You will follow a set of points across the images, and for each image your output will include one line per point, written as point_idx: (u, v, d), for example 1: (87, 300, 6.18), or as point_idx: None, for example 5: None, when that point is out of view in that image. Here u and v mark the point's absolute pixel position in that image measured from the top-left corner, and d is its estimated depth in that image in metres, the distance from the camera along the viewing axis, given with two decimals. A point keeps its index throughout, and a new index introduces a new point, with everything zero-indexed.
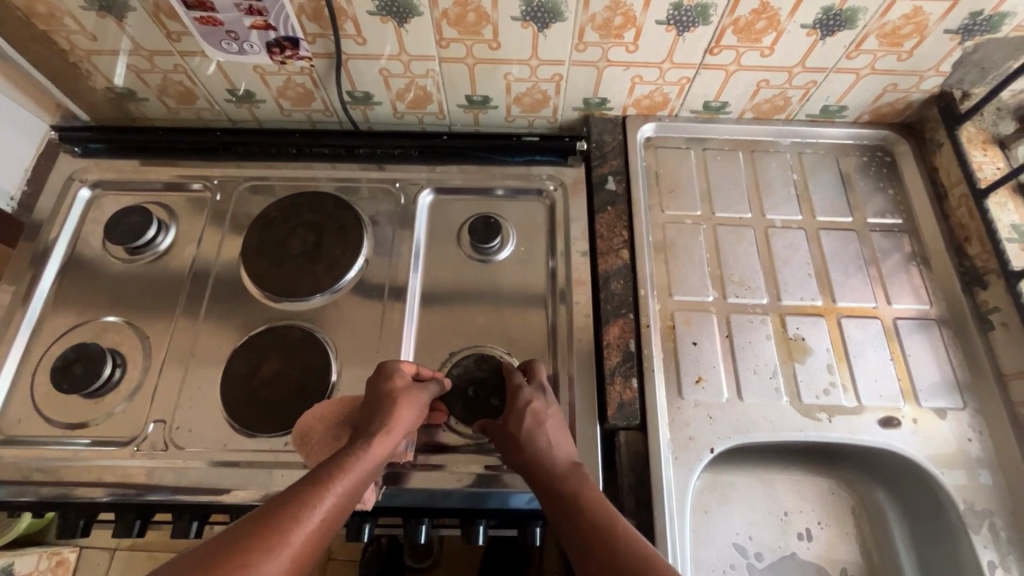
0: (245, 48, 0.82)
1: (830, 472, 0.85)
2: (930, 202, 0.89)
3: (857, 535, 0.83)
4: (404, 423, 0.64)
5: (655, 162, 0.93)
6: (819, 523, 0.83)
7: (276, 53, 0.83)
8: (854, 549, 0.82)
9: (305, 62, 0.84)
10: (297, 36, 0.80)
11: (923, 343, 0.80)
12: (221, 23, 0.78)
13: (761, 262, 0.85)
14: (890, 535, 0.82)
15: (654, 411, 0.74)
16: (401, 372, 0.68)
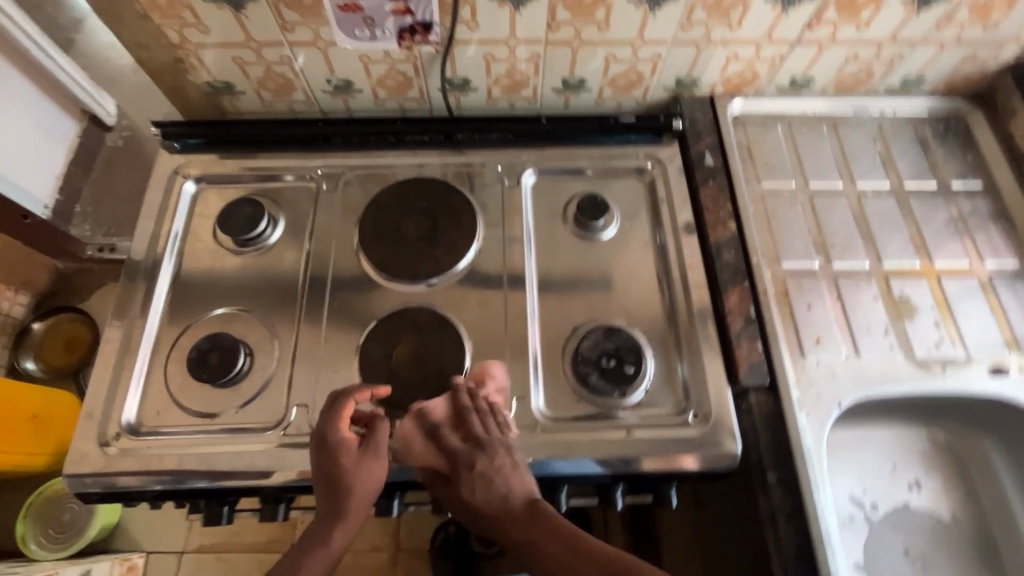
0: (377, 34, 0.83)
1: (934, 424, 0.89)
2: (1009, 165, 0.94)
3: (963, 485, 0.87)
4: (365, 489, 0.66)
5: (746, 138, 0.96)
6: (927, 473, 0.87)
7: (406, 39, 0.84)
8: (963, 494, 0.86)
9: (432, 47, 0.86)
10: (433, 19, 0.81)
11: (1019, 296, 0.85)
12: (362, 9, 0.79)
13: (858, 228, 0.89)
14: (998, 479, 0.86)
15: (782, 371, 0.77)
16: (343, 445, 0.67)
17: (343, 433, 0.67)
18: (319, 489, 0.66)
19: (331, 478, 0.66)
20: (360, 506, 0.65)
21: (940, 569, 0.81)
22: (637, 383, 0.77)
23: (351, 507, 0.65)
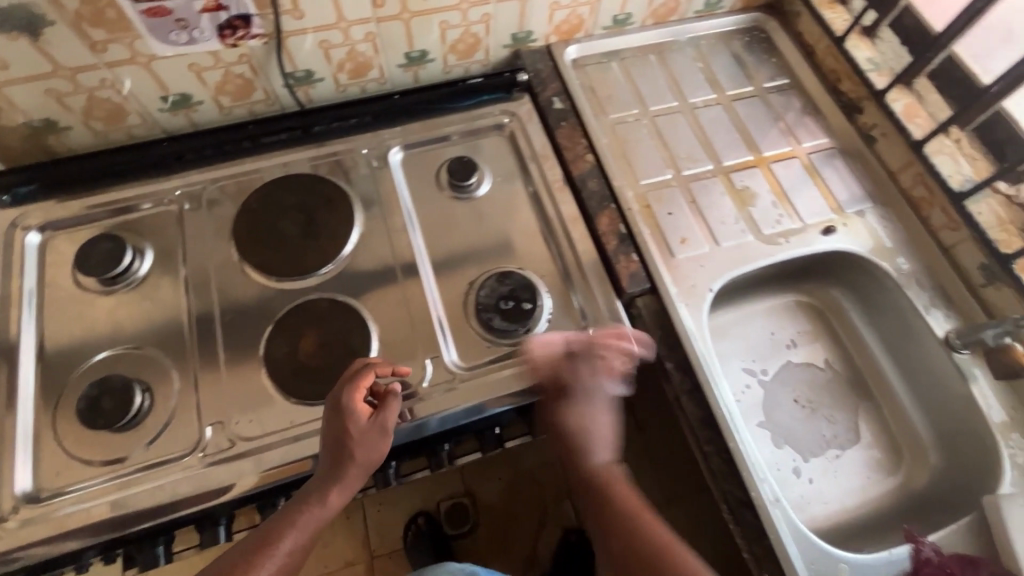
0: (195, 36, 0.80)
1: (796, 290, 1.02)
2: (805, 59, 1.08)
3: (830, 334, 1.00)
4: (366, 462, 0.69)
5: (586, 79, 1.04)
6: (799, 332, 1.01)
7: (228, 36, 0.82)
8: (829, 342, 1.00)
9: (258, 40, 0.84)
10: (250, 11, 0.80)
11: (832, 166, 0.99)
12: (170, 12, 0.76)
13: (697, 137, 1.00)
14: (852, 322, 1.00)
15: (658, 273, 0.86)
16: (354, 417, 0.69)
17: (357, 403, 0.70)
18: (325, 455, 0.70)
19: (336, 454, 0.69)
20: (360, 474, 0.69)
21: (824, 407, 0.95)
22: (537, 317, 0.83)
23: (350, 475, 0.68)
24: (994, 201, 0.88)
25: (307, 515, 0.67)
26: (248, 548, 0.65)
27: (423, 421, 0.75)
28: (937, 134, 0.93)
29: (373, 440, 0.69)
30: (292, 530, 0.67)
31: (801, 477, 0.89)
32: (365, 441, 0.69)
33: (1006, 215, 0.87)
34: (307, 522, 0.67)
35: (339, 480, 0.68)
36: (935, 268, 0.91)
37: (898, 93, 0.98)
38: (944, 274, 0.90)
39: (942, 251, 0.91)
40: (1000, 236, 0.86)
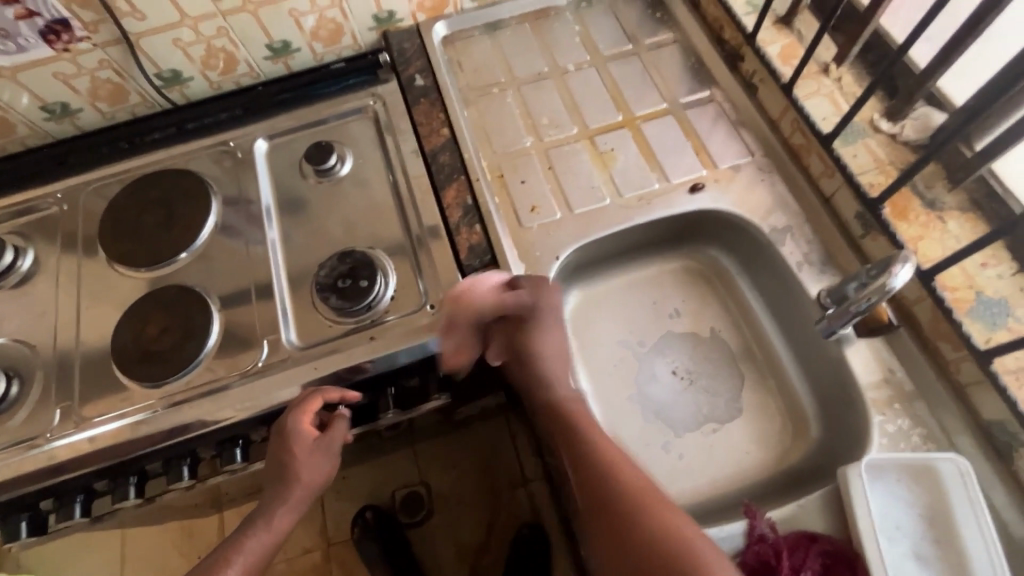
0: (22, 44, 0.85)
1: (682, 255, 0.94)
2: (689, 11, 1.02)
3: (720, 299, 0.93)
4: (315, 484, 0.76)
5: (456, 54, 1.03)
6: (684, 301, 0.93)
7: (53, 40, 0.86)
8: (718, 310, 0.92)
9: (88, 43, 0.88)
10: (64, 15, 0.83)
11: (709, 120, 0.93)
12: None
13: (565, 102, 0.96)
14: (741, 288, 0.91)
15: (499, 243, 0.83)
16: (300, 437, 0.73)
17: (303, 426, 0.73)
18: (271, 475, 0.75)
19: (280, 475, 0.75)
20: (309, 494, 0.76)
21: (706, 380, 0.87)
22: (372, 294, 0.81)
23: (296, 496, 0.75)
24: (872, 142, 0.79)
25: (254, 538, 0.73)
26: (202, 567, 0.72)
27: (254, 400, 0.78)
28: (813, 75, 0.85)
29: (325, 469, 0.76)
30: (241, 551, 0.73)
31: (670, 451, 0.83)
32: (319, 469, 0.76)
33: (884, 155, 0.78)
34: (255, 545, 0.73)
35: (290, 503, 0.75)
36: (813, 220, 0.82)
37: (775, 35, 0.91)
38: (823, 226, 0.82)
39: (822, 201, 0.83)
40: (873, 179, 0.77)
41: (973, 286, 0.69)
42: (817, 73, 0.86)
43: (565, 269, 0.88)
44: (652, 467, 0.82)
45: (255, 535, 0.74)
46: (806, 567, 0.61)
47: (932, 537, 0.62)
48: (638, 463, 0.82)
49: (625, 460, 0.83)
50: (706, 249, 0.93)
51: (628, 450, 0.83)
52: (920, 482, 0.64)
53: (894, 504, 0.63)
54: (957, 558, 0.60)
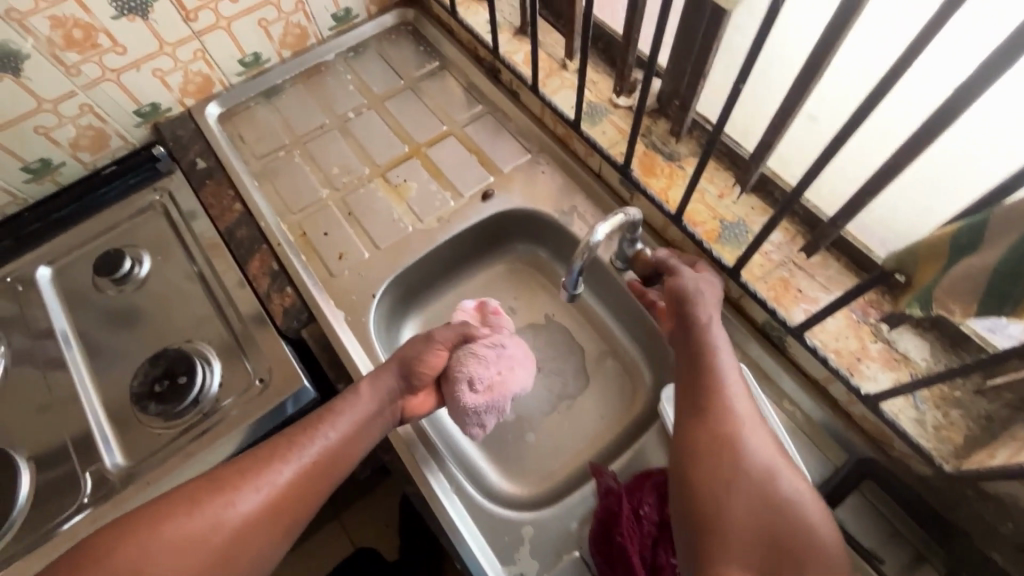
0: None
1: (501, 256, 0.99)
2: (446, 38, 1.10)
3: (546, 283, 0.98)
4: (346, 448, 0.67)
5: (235, 129, 1.03)
6: (515, 298, 0.98)
7: None
8: (548, 297, 0.98)
9: None
10: None
11: (486, 132, 1.00)
12: None
13: (351, 148, 1.00)
14: (559, 272, 0.97)
15: (314, 299, 0.85)
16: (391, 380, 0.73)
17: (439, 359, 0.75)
18: (272, 443, 0.66)
19: (294, 439, 0.66)
20: (344, 457, 0.67)
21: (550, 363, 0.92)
22: (196, 386, 0.80)
23: (277, 467, 0.63)
24: (614, 117, 0.89)
25: (327, 440, 0.67)
26: (149, 514, 0.59)
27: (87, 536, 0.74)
28: (555, 72, 0.95)
29: (361, 419, 0.69)
30: (317, 439, 0.66)
31: (532, 438, 0.87)
32: (381, 394, 0.71)
33: (626, 126, 0.89)
34: (209, 513, 0.59)
35: (333, 453, 0.66)
36: (592, 195, 0.91)
37: (518, 44, 1.00)
38: (600, 198, 0.91)
39: (595, 177, 0.92)
40: (622, 149, 0.87)
41: (716, 216, 0.79)
42: (558, 69, 0.95)
43: (387, 303, 0.90)
44: (520, 460, 0.85)
45: (281, 470, 0.63)
46: (644, 504, 0.67)
47: None
48: (506, 461, 0.85)
49: (494, 463, 0.85)
50: (521, 245, 0.99)
51: (495, 452, 0.86)
52: None
53: None
54: None
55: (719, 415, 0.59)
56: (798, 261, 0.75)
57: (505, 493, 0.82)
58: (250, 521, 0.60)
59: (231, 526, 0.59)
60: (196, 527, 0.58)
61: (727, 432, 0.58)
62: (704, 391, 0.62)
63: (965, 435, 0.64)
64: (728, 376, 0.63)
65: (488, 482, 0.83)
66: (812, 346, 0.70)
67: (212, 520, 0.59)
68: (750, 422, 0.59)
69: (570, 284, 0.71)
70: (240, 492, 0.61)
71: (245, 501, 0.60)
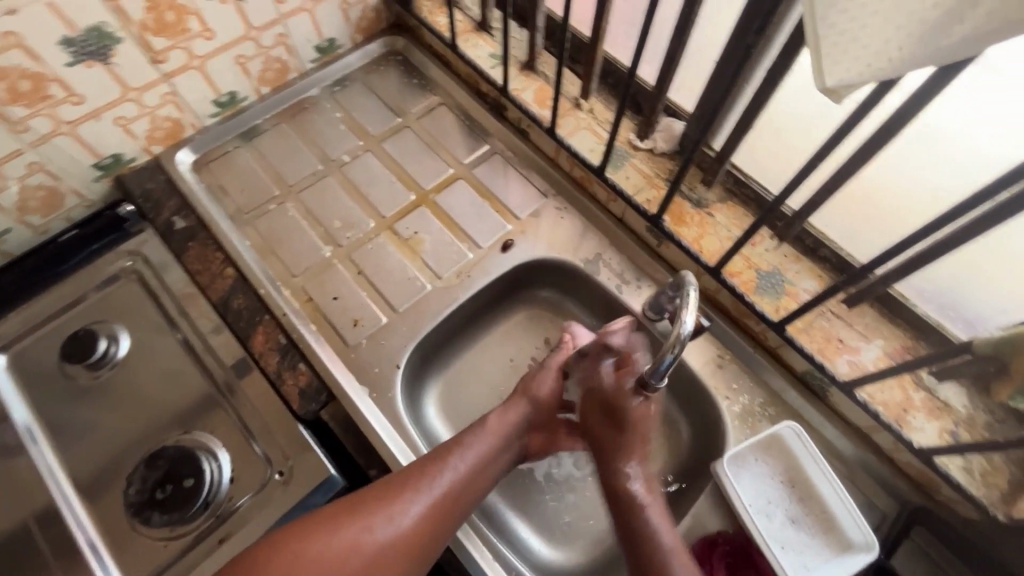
0: None
1: (521, 305, 0.94)
2: (442, 70, 1.02)
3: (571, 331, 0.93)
4: (474, 479, 0.69)
5: (214, 178, 0.92)
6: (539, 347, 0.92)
7: None
8: None
9: None
10: None
11: (497, 173, 0.94)
12: None
13: (351, 198, 0.92)
14: (583, 319, 0.93)
15: (332, 375, 0.77)
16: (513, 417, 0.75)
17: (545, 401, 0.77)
18: (412, 467, 0.69)
19: (431, 462, 0.69)
20: (472, 489, 0.69)
21: None
22: (206, 486, 0.72)
23: (413, 496, 0.66)
24: (636, 161, 0.86)
25: (459, 469, 0.69)
26: (305, 529, 0.63)
27: None
28: (569, 112, 0.91)
29: (491, 448, 0.72)
30: (446, 470, 0.68)
31: (573, 499, 0.83)
32: (512, 418, 0.75)
33: (649, 170, 0.86)
34: (351, 536, 0.63)
35: (461, 485, 0.68)
36: (616, 242, 0.88)
37: (525, 81, 0.94)
38: (626, 245, 0.87)
39: (618, 222, 0.88)
40: (648, 195, 0.84)
41: (751, 265, 0.78)
42: (572, 108, 0.91)
43: (409, 369, 0.84)
44: (563, 524, 0.81)
45: (414, 501, 0.65)
46: None
47: (798, 497, 0.70)
48: (550, 527, 0.81)
49: (538, 531, 0.81)
50: (541, 292, 0.94)
51: (537, 518, 0.82)
52: (773, 452, 0.72)
53: (761, 483, 0.71)
54: (820, 506, 0.69)
55: (649, 550, 0.62)
56: (836, 311, 0.75)
57: (553, 562, 0.79)
58: (386, 548, 0.63)
59: (370, 550, 0.63)
60: (338, 550, 0.62)
61: (651, 559, 0.62)
62: (635, 529, 0.65)
63: (1009, 480, 0.66)
64: (652, 512, 0.66)
65: (535, 552, 0.79)
66: (861, 400, 0.71)
67: (353, 544, 0.63)
68: (677, 556, 0.62)
69: (656, 371, 0.63)
70: (376, 518, 0.64)
71: (382, 530, 0.64)
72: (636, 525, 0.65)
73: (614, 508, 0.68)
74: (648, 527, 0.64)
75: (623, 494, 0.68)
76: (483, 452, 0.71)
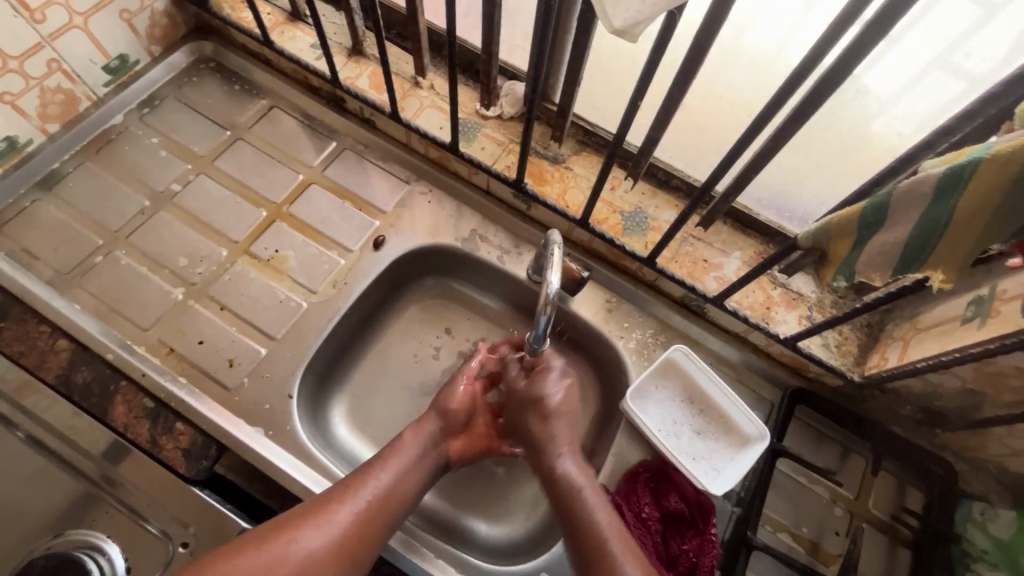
0: None
1: (410, 297, 0.91)
2: (266, 71, 0.93)
3: (469, 314, 0.91)
4: (404, 485, 0.65)
5: (15, 242, 0.79)
6: (438, 336, 0.90)
7: None
8: (472, 325, 0.91)
9: None
10: None
11: (351, 170, 0.89)
12: None
13: (193, 229, 0.82)
14: (475, 297, 0.91)
15: (217, 426, 0.70)
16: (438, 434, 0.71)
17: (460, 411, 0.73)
18: (343, 480, 0.64)
19: (362, 469, 0.65)
20: (406, 494, 0.65)
21: None
22: None
23: (343, 507, 0.60)
24: (487, 130, 0.86)
25: (385, 479, 0.64)
26: (227, 550, 0.56)
27: None
28: (410, 92, 0.87)
29: (416, 455, 0.67)
30: (374, 478, 0.64)
31: (505, 473, 0.82)
32: (429, 431, 0.70)
33: (502, 137, 0.86)
34: (275, 553, 0.56)
35: (389, 492, 0.63)
36: (488, 214, 0.87)
37: (356, 68, 0.89)
38: (498, 215, 0.87)
39: (485, 194, 0.88)
40: (506, 163, 0.84)
41: (615, 209, 0.82)
42: (411, 88, 0.88)
43: (304, 396, 0.78)
44: (501, 501, 0.80)
45: (343, 509, 0.60)
46: (644, 506, 0.70)
47: (698, 411, 0.76)
48: (489, 508, 0.80)
49: (478, 515, 0.79)
50: (427, 280, 0.91)
51: (475, 504, 0.80)
52: (669, 376, 0.77)
53: (664, 407, 0.76)
54: (718, 412, 0.76)
55: (591, 547, 0.58)
56: (696, 235, 0.81)
57: (502, 540, 0.78)
58: (316, 559, 0.57)
59: (298, 562, 0.56)
60: (261, 565, 0.55)
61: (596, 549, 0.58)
62: (579, 528, 0.60)
63: (858, 344, 0.77)
64: (594, 502, 0.62)
65: (477, 536, 0.78)
66: (731, 308, 0.77)
67: (277, 560, 0.55)
68: (610, 527, 0.60)
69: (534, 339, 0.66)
70: (305, 529, 0.58)
71: (311, 539, 0.57)
72: (579, 522, 0.61)
73: (556, 504, 0.64)
74: (591, 519, 0.60)
75: (565, 492, 0.64)
76: (417, 453, 0.68)
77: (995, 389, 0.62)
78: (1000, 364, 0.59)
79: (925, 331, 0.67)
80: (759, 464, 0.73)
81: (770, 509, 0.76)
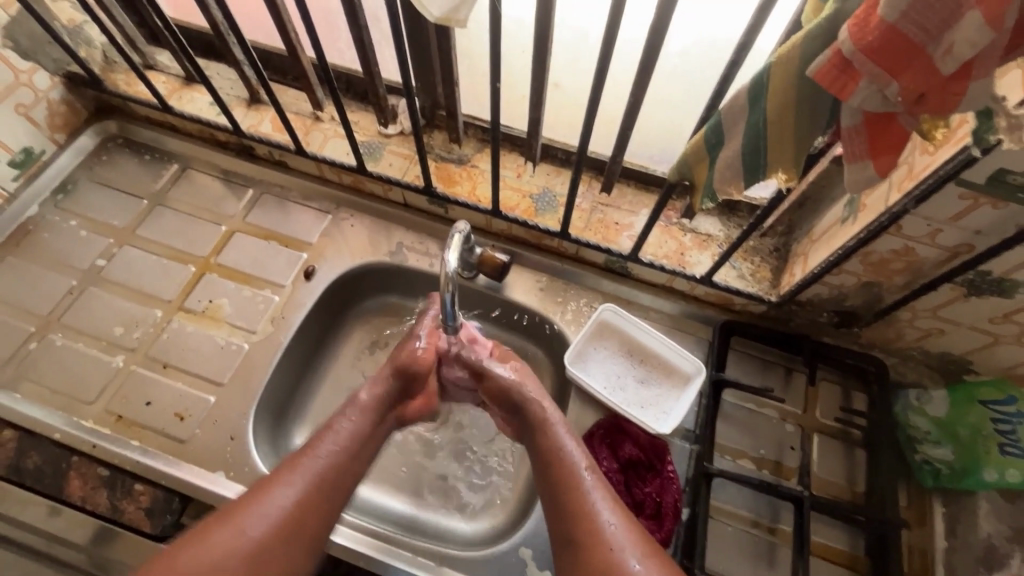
0: None
1: (351, 320, 0.93)
2: (172, 136, 0.96)
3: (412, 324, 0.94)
4: (354, 454, 0.63)
5: None
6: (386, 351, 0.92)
7: None
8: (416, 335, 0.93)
9: None
10: None
11: (272, 212, 0.92)
12: None
13: (123, 297, 0.84)
14: (415, 307, 0.94)
15: (176, 479, 0.71)
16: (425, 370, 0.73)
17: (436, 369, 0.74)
18: (289, 463, 0.61)
19: (308, 444, 0.63)
20: (357, 460, 0.64)
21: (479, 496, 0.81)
22: None
23: (290, 489, 0.58)
24: (392, 147, 0.90)
25: (334, 449, 0.62)
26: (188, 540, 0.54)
27: None
28: (313, 128, 0.92)
29: (365, 419, 0.66)
30: (318, 453, 0.62)
31: (467, 461, 0.84)
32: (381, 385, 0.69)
33: (406, 150, 0.90)
34: (226, 538, 0.54)
35: (336, 464, 0.62)
36: (410, 225, 0.91)
37: (257, 115, 0.93)
38: (418, 223, 0.91)
39: (404, 208, 0.91)
40: (415, 173, 0.88)
41: (525, 194, 0.86)
42: (313, 124, 0.92)
43: (264, 433, 0.79)
44: (478, 495, 0.82)
45: (286, 490, 0.58)
46: (603, 460, 0.73)
47: (638, 361, 0.81)
48: (461, 503, 0.81)
49: (457, 513, 0.81)
50: (365, 300, 0.94)
51: (453, 502, 0.81)
52: (605, 335, 0.82)
53: (606, 364, 0.80)
54: (657, 358, 0.81)
55: (560, 472, 0.61)
56: (603, 201, 0.86)
57: (482, 531, 0.79)
58: (264, 544, 0.55)
59: (245, 551, 0.54)
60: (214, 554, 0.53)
61: (577, 514, 0.58)
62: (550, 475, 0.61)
63: (770, 269, 0.82)
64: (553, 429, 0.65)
65: (458, 532, 0.79)
66: (648, 260, 0.82)
67: (224, 547, 0.54)
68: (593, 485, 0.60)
69: (448, 317, 0.68)
70: (247, 515, 0.56)
71: (255, 526, 0.55)
72: (554, 465, 0.62)
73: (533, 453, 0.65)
74: (569, 466, 0.61)
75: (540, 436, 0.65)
76: (371, 403, 0.67)
77: (885, 275, 0.67)
78: (879, 252, 0.64)
79: (818, 240, 0.72)
80: (704, 398, 0.77)
81: (724, 438, 0.78)
